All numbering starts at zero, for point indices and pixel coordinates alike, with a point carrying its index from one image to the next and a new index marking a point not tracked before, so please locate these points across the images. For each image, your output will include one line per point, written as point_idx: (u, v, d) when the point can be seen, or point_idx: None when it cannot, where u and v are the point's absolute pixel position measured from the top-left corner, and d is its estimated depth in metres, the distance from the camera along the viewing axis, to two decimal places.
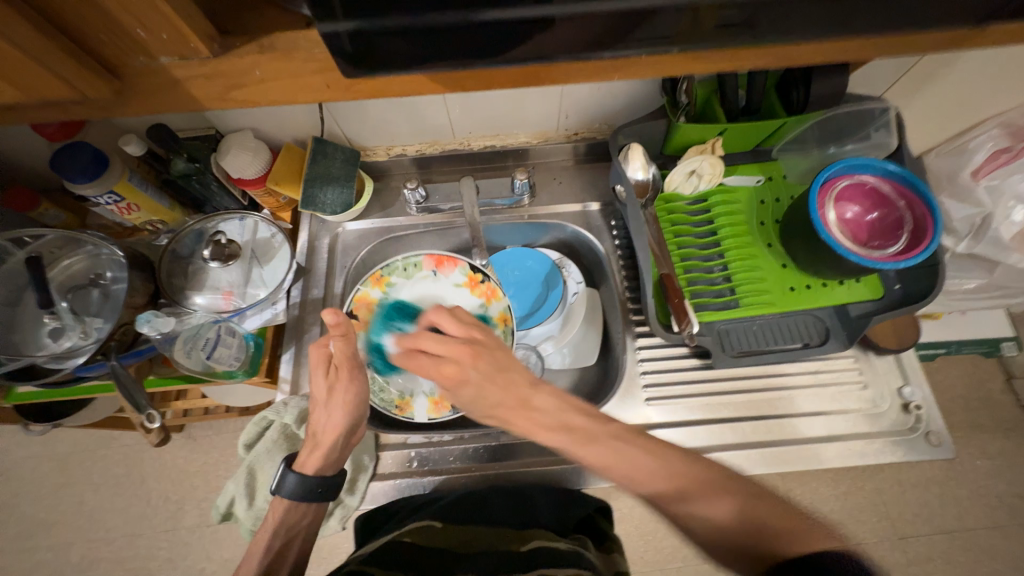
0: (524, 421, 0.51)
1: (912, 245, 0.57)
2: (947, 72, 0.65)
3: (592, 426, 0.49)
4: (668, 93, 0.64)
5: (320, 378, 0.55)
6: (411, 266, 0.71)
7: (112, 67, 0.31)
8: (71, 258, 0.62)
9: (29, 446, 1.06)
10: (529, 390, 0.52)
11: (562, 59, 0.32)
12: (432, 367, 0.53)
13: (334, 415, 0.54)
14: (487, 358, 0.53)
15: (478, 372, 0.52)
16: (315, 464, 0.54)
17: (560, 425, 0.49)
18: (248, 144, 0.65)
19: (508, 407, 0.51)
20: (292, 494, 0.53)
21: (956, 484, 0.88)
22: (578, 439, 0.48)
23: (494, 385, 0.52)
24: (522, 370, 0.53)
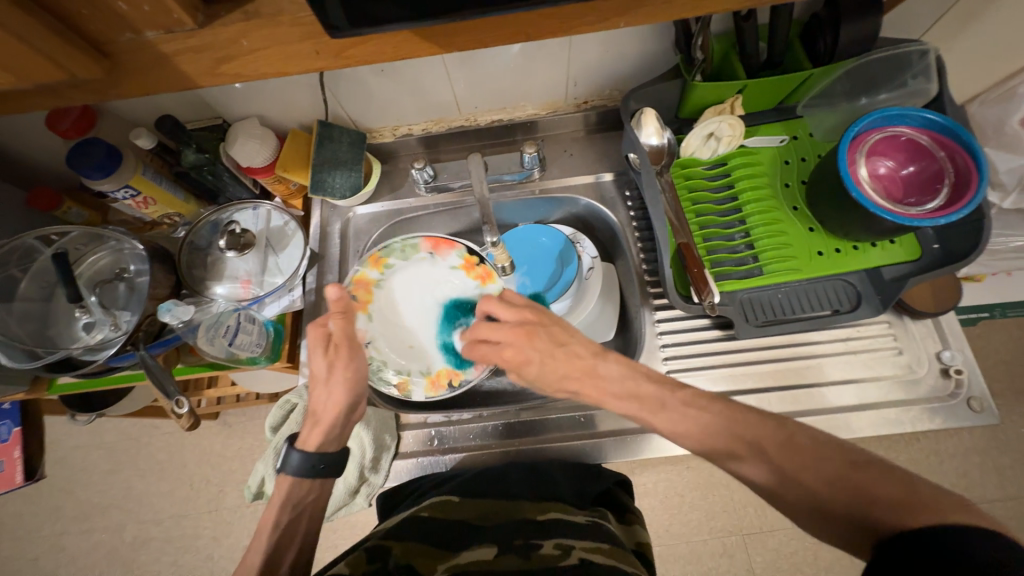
0: (592, 390, 0.51)
1: (953, 199, 0.53)
2: (994, 7, 0.59)
3: (661, 393, 0.47)
4: (682, 51, 0.59)
5: (319, 357, 0.55)
6: (409, 248, 0.69)
7: (107, 52, 0.34)
8: (96, 255, 0.64)
9: (80, 435, 1.13)
10: (594, 360, 0.51)
11: (541, 5, 0.32)
12: (495, 354, 0.53)
13: (335, 392, 0.54)
14: (543, 337, 0.52)
15: (539, 352, 0.52)
16: (316, 441, 0.55)
17: (628, 394, 0.49)
18: (254, 131, 0.65)
19: (575, 379, 0.51)
20: (298, 471, 0.53)
21: (999, 452, 0.84)
22: (647, 407, 0.48)
23: (554, 361, 0.51)
24: (582, 342, 0.52)
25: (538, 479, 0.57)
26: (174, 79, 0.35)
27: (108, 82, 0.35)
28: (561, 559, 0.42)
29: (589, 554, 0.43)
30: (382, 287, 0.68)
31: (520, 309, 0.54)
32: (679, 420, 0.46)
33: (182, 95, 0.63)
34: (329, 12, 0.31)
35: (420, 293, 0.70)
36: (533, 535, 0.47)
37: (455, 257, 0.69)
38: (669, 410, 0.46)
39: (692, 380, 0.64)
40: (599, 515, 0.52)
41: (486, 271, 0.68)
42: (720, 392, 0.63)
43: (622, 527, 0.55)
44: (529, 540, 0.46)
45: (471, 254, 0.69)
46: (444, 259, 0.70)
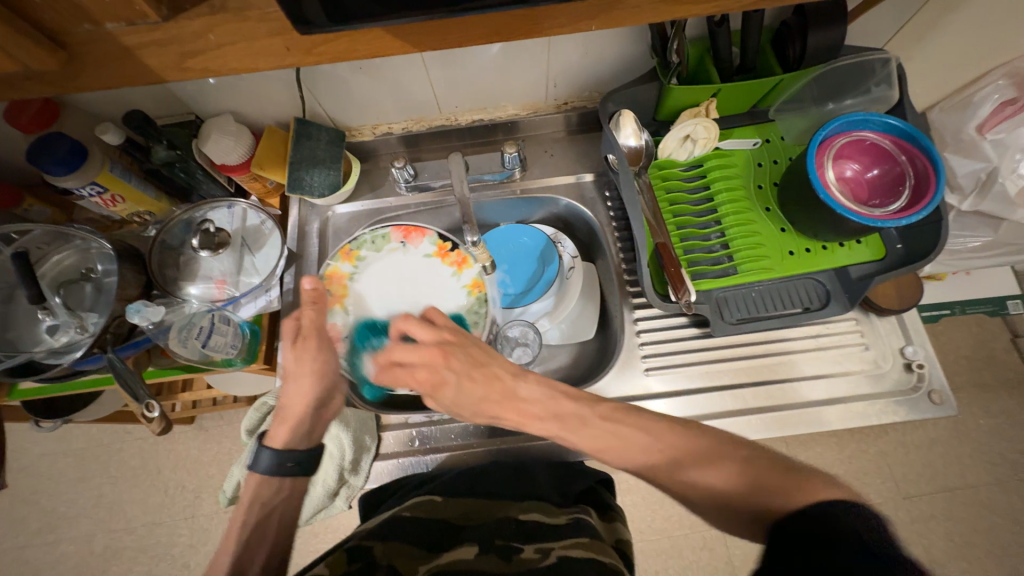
0: (514, 413, 0.53)
1: (913, 201, 0.56)
2: (951, 19, 0.62)
3: (580, 409, 0.51)
4: (658, 54, 0.60)
5: (289, 352, 0.57)
6: (379, 239, 0.70)
7: (64, 43, 0.33)
8: (60, 254, 0.61)
9: (46, 443, 1.08)
10: (512, 381, 0.54)
11: (514, 4, 0.32)
12: (409, 376, 0.55)
13: (302, 384, 0.56)
14: (460, 356, 0.55)
15: (453, 372, 0.55)
16: (284, 437, 0.54)
17: (551, 414, 0.52)
18: (228, 128, 0.63)
19: (495, 401, 0.54)
20: (269, 466, 0.52)
21: (959, 443, 0.88)
22: (567, 425, 0.51)
23: (473, 382, 0.54)
24: (502, 364, 0.56)
25: (517, 476, 0.57)
26: (137, 72, 0.34)
27: (66, 75, 0.34)
28: (540, 560, 0.43)
29: (566, 552, 0.43)
30: (355, 280, 0.67)
31: (436, 331, 0.57)
32: (602, 434, 0.49)
33: (151, 90, 0.61)
34: (297, 6, 0.30)
35: (395, 284, 0.68)
36: (514, 535, 0.47)
37: (427, 244, 0.70)
38: (590, 425, 0.50)
39: (670, 376, 0.65)
40: (582, 513, 0.52)
41: (459, 256, 0.69)
42: (696, 389, 0.64)
43: (603, 523, 0.55)
44: (510, 541, 0.46)
45: (443, 240, 0.70)
46: (416, 246, 0.70)
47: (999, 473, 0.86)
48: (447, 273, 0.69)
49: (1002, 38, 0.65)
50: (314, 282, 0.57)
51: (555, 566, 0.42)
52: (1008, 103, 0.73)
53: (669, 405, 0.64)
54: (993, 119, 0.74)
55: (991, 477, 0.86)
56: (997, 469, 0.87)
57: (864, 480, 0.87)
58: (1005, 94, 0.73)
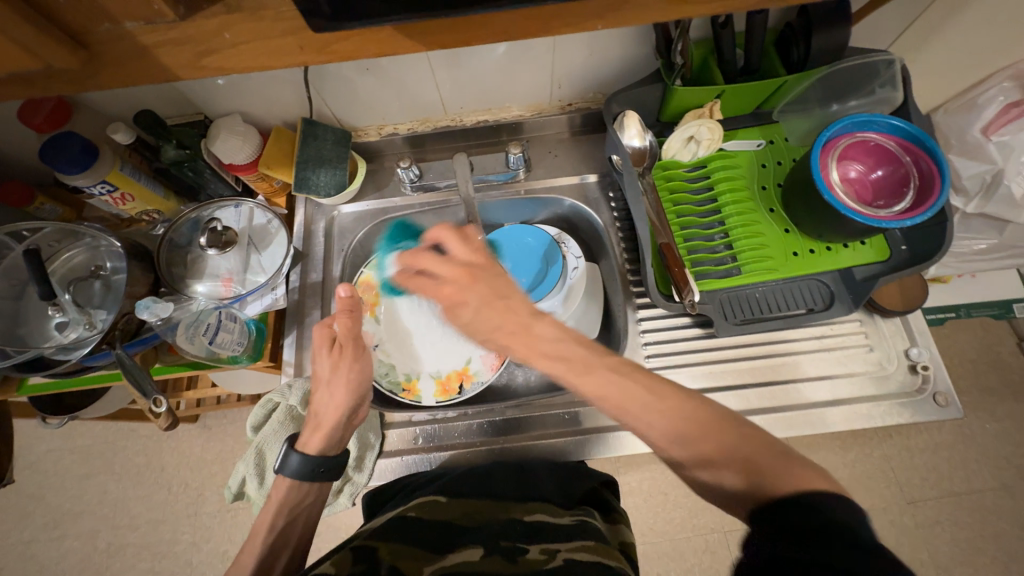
0: (523, 348, 0.45)
1: (918, 202, 0.56)
2: (956, 21, 0.62)
3: (589, 355, 0.42)
4: (662, 55, 0.60)
5: (324, 359, 0.56)
6: (409, 248, 0.72)
7: (84, 42, 0.33)
8: (71, 251, 0.62)
9: (52, 440, 1.09)
10: (531, 319, 0.46)
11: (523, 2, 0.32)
12: (431, 288, 0.51)
13: (336, 393, 0.55)
14: (483, 282, 0.49)
15: (475, 296, 0.48)
16: (317, 445, 0.54)
17: (556, 355, 0.43)
18: (236, 128, 0.64)
19: (507, 333, 0.46)
20: (298, 473, 0.53)
21: (964, 447, 0.87)
22: (572, 368, 0.41)
23: (493, 308, 0.47)
24: (523, 300, 0.47)
25: (520, 474, 0.57)
26: (153, 71, 0.35)
27: (84, 73, 0.35)
28: (548, 561, 0.42)
29: (573, 555, 0.43)
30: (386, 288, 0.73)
31: (473, 254, 0.51)
32: (607, 384, 0.40)
33: (162, 90, 0.62)
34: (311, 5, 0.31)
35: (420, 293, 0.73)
36: (519, 536, 0.47)
37: None
38: (597, 373, 0.40)
39: (673, 377, 0.65)
40: (586, 515, 0.52)
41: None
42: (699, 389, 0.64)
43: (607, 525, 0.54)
44: (516, 542, 0.46)
45: None
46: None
47: (1005, 478, 0.86)
48: None
49: (1006, 41, 0.65)
50: (349, 290, 0.55)
51: (562, 568, 0.41)
52: (1013, 104, 0.73)
53: None
54: (999, 120, 0.74)
55: (997, 482, 0.86)
56: (1003, 474, 0.86)
57: (868, 484, 0.86)
58: (1010, 96, 0.73)
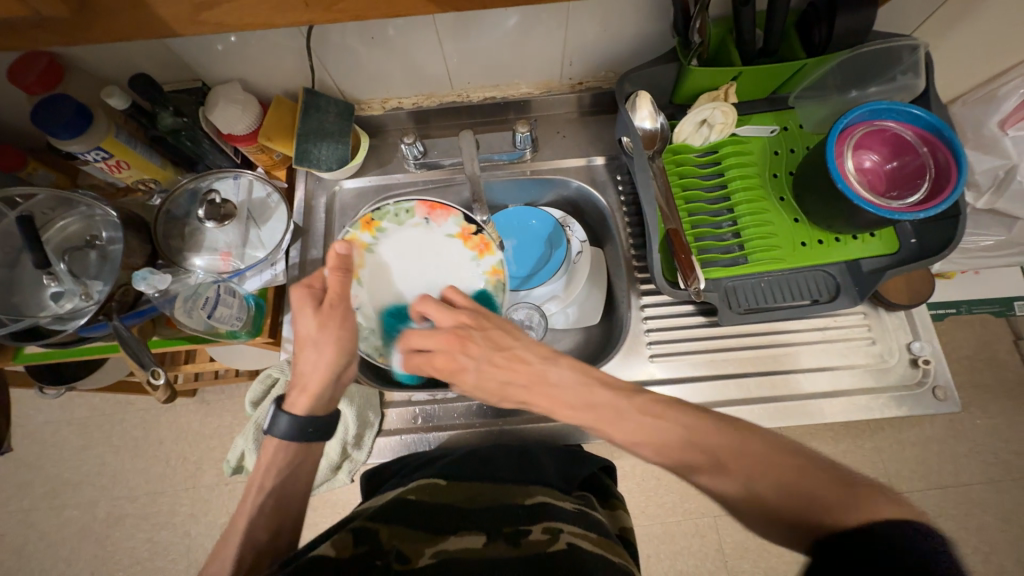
0: (544, 398, 0.52)
1: (933, 194, 0.55)
2: (983, 7, 0.60)
3: (617, 401, 0.49)
4: (679, 33, 0.58)
5: (309, 317, 0.55)
6: (404, 212, 0.67)
7: None
8: (65, 219, 0.61)
9: (50, 411, 1.09)
10: (541, 365, 0.53)
11: None
12: (427, 362, 0.54)
13: (325, 353, 0.54)
14: (476, 342, 0.54)
15: (471, 358, 0.53)
16: (305, 405, 0.54)
17: (585, 402, 0.50)
18: (236, 96, 0.62)
19: (519, 385, 0.53)
20: (290, 432, 0.52)
21: (956, 442, 0.88)
22: (605, 417, 0.49)
23: (493, 362, 0.53)
24: (526, 348, 0.54)
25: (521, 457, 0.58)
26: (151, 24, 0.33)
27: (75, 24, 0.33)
28: (550, 543, 0.43)
29: (575, 540, 0.44)
30: (374, 250, 0.66)
31: (456, 315, 0.56)
32: (642, 427, 0.47)
33: (157, 53, 0.60)
34: None
35: (413, 259, 0.68)
36: (520, 520, 0.47)
37: (451, 224, 0.68)
38: (628, 417, 0.48)
39: (674, 364, 0.65)
40: (585, 505, 0.52)
41: (482, 241, 0.67)
42: (699, 376, 0.64)
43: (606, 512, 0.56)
44: (517, 525, 0.46)
45: (468, 223, 0.68)
46: (440, 226, 0.68)
47: (993, 472, 0.87)
48: (468, 258, 0.68)
49: None
50: (347, 248, 0.55)
51: (565, 551, 0.42)
52: None
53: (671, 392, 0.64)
54: (1016, 114, 0.73)
55: (985, 476, 0.87)
56: (991, 469, 0.87)
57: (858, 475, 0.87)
58: None
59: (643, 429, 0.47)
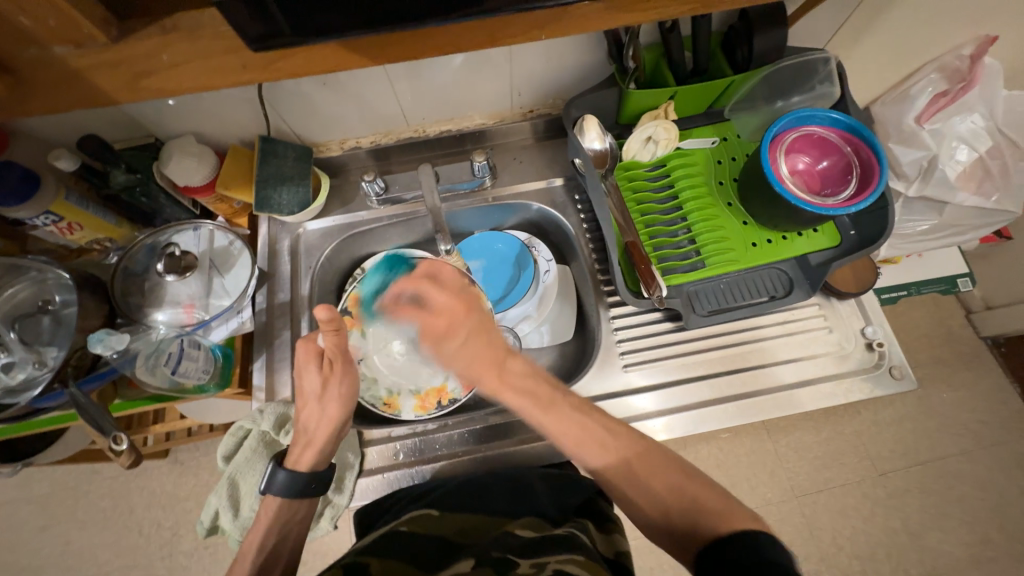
0: (495, 378, 0.55)
1: (861, 188, 0.59)
2: (882, 20, 0.67)
3: (564, 400, 0.51)
4: (615, 61, 0.62)
5: (312, 373, 0.56)
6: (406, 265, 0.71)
7: (10, 66, 0.32)
8: (14, 287, 0.59)
9: (6, 491, 1.02)
10: (507, 355, 0.56)
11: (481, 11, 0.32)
12: (427, 315, 0.62)
13: (328, 409, 0.55)
14: (474, 315, 0.59)
15: (467, 328, 0.59)
16: (308, 461, 0.54)
17: (525, 389, 0.52)
18: (190, 149, 0.62)
19: (484, 364, 0.56)
20: (283, 491, 0.53)
21: (927, 417, 0.92)
22: (538, 402, 0.51)
23: (466, 341, 0.58)
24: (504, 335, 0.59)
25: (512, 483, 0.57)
26: (88, 94, 0.33)
27: (12, 99, 0.33)
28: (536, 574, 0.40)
29: (562, 566, 0.41)
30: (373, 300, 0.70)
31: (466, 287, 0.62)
32: (566, 422, 0.49)
33: (106, 113, 0.60)
34: (267, 22, 0.30)
35: None
36: (512, 546, 0.46)
37: None
38: (558, 408, 0.50)
39: (649, 371, 0.67)
40: (579, 526, 0.51)
41: (474, 290, 0.67)
42: (673, 381, 0.66)
43: (601, 537, 0.53)
44: (507, 554, 0.44)
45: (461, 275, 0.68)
46: None
47: (965, 443, 0.91)
48: None
49: (926, 36, 0.71)
50: (331, 312, 0.49)
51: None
52: (941, 95, 0.79)
53: (648, 399, 0.65)
54: (929, 110, 0.80)
55: (959, 448, 0.91)
56: (963, 439, 0.91)
57: (842, 460, 0.89)
58: (938, 87, 0.79)
59: (574, 425, 0.49)
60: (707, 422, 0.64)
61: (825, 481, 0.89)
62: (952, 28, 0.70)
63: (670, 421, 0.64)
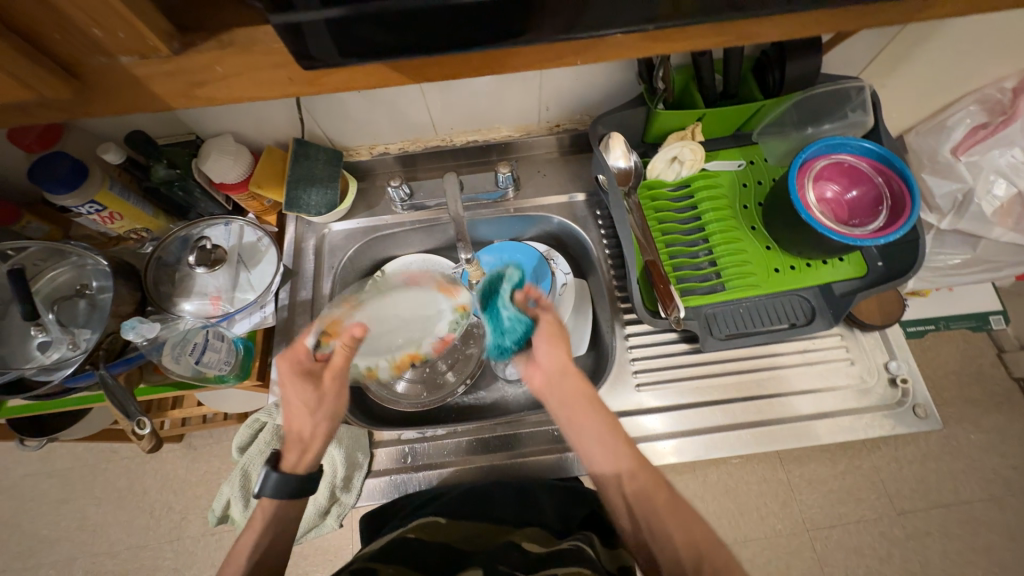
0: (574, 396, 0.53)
1: (891, 221, 0.58)
2: (921, 51, 0.65)
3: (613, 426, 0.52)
4: (645, 80, 0.64)
5: (303, 387, 0.54)
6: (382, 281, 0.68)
7: (77, 73, 0.33)
8: (56, 271, 0.62)
9: (29, 463, 1.06)
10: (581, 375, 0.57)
11: (519, 39, 0.33)
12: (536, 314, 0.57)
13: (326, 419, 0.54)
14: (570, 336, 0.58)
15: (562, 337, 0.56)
16: (308, 465, 0.53)
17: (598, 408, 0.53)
18: (228, 148, 0.65)
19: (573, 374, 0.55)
20: (274, 494, 0.50)
21: (952, 458, 0.88)
22: (606, 425, 0.52)
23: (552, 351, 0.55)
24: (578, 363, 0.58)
25: (520, 491, 0.59)
26: (146, 101, 0.35)
27: (78, 101, 0.35)
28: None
29: None
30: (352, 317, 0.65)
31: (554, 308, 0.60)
32: (621, 450, 0.51)
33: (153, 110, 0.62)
34: (318, 44, 0.31)
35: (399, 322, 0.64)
36: (518, 564, 0.45)
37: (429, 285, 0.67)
38: (622, 436, 0.52)
39: (662, 392, 0.66)
40: (585, 538, 0.50)
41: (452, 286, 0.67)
42: (687, 404, 0.65)
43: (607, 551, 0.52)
44: (514, 569, 0.44)
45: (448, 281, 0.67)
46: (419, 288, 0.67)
47: (993, 489, 0.87)
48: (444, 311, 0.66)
49: (967, 67, 0.70)
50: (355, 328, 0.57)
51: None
52: (981, 127, 0.77)
53: (661, 421, 0.64)
54: (966, 142, 0.78)
55: (984, 493, 0.87)
56: (990, 485, 0.87)
57: (859, 497, 0.86)
58: (976, 118, 0.77)
59: (617, 453, 0.50)
60: (719, 448, 0.63)
61: (839, 516, 0.86)
62: (994, 59, 0.69)
63: (681, 444, 0.63)
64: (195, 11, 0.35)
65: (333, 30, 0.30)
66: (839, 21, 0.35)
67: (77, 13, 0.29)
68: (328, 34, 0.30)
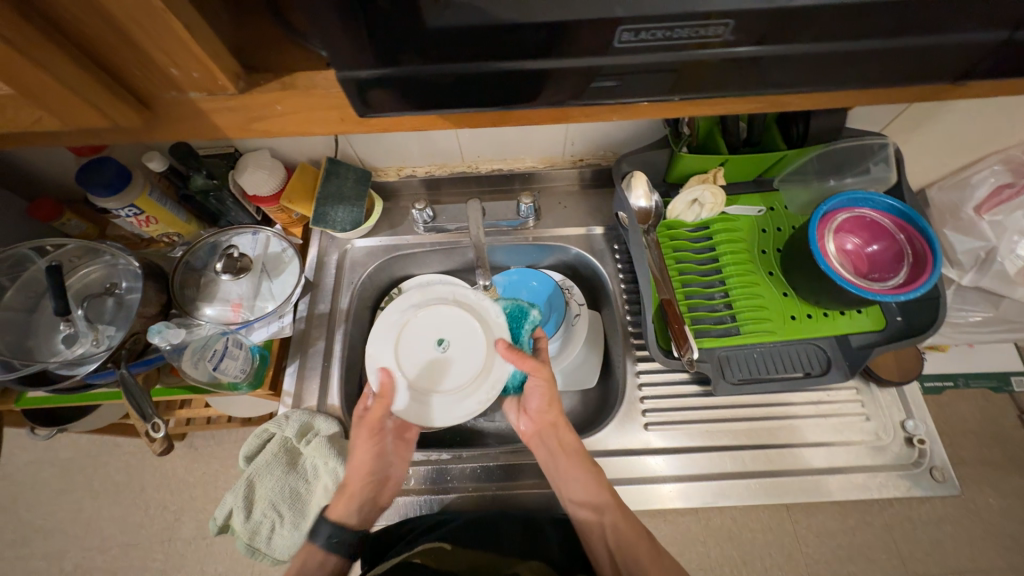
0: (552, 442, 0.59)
1: (913, 277, 0.57)
2: (946, 113, 0.67)
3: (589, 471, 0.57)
4: (670, 125, 0.67)
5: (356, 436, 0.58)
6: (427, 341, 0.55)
7: (148, 102, 0.36)
8: (90, 268, 0.64)
9: (33, 450, 1.07)
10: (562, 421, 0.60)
11: (559, 99, 0.35)
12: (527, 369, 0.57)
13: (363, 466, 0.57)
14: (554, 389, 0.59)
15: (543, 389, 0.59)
16: (344, 512, 0.57)
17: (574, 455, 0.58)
18: (264, 163, 0.68)
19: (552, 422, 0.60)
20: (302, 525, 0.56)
21: (971, 523, 0.84)
22: (581, 471, 0.57)
23: (544, 409, 0.60)
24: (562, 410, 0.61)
25: (526, 525, 0.58)
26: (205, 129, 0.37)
27: (143, 126, 0.37)
28: None
29: None
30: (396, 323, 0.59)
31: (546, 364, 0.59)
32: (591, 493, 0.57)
33: None
34: (372, 94, 0.33)
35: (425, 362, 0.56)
36: None
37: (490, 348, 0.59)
38: (596, 481, 0.57)
39: (670, 433, 0.65)
40: None
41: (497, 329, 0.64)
42: (695, 447, 0.64)
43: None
44: None
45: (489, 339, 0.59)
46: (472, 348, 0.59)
47: (1013, 560, 0.83)
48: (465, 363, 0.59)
49: (992, 130, 0.70)
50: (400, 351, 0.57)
51: None
52: (1006, 186, 0.76)
53: (669, 462, 0.63)
54: (990, 200, 0.77)
55: (1004, 563, 0.83)
56: (1010, 555, 0.83)
57: (869, 556, 0.83)
58: (1001, 178, 0.77)
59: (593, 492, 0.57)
60: (728, 496, 0.61)
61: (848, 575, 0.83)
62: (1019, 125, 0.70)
63: (687, 489, 0.62)
64: (259, 51, 0.38)
65: (387, 83, 0.32)
66: (871, 96, 0.37)
67: (157, 52, 0.32)
68: (383, 86, 0.32)
